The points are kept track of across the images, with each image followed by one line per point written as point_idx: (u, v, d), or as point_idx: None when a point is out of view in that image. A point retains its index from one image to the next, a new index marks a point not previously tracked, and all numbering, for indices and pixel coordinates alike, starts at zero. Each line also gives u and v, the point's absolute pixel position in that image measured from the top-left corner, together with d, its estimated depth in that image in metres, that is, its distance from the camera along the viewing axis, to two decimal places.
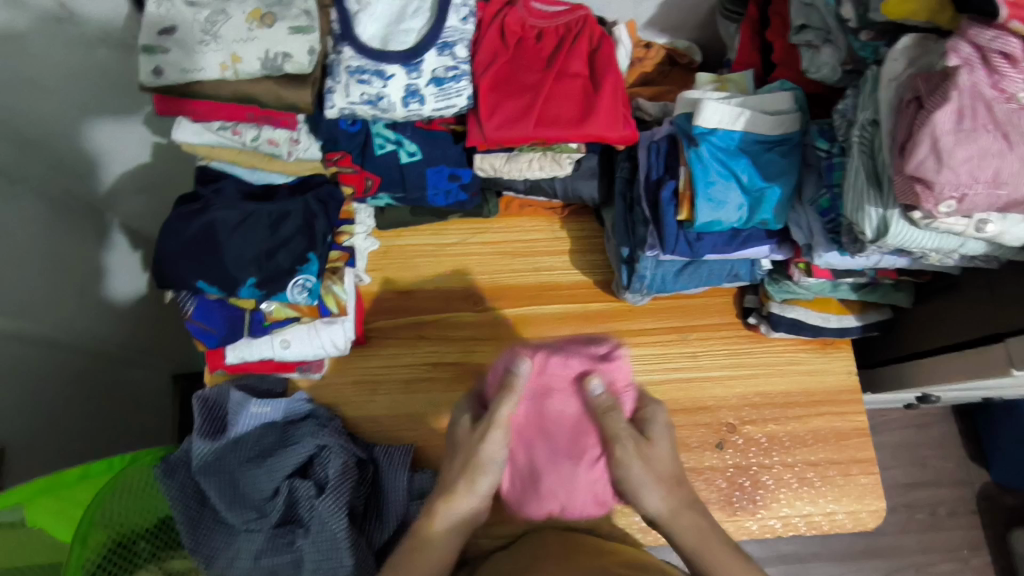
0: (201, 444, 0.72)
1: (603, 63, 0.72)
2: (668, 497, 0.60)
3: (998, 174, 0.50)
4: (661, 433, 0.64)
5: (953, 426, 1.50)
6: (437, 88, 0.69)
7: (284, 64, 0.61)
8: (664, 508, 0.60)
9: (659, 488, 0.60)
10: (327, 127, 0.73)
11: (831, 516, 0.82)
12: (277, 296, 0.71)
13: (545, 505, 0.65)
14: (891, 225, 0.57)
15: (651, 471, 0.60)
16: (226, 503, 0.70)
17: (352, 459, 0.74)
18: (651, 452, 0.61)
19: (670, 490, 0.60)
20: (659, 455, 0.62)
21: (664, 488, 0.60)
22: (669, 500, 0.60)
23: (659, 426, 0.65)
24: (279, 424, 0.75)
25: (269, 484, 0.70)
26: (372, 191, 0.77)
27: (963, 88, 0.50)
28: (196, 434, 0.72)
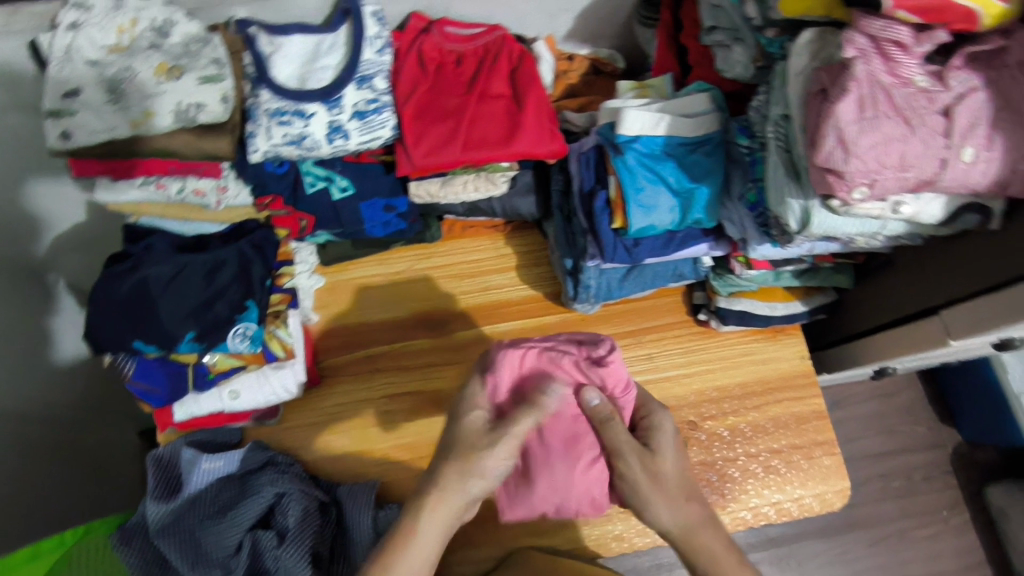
0: (155, 507, 0.70)
1: (524, 81, 0.73)
2: (676, 510, 0.61)
3: (904, 158, 0.51)
4: (667, 445, 0.64)
5: (920, 391, 1.54)
6: (361, 122, 0.69)
7: (198, 115, 0.60)
8: (674, 525, 0.61)
9: (670, 506, 0.61)
10: (255, 171, 0.72)
11: (800, 501, 0.83)
12: (219, 348, 0.70)
13: (537, 507, 0.63)
14: (813, 215, 0.58)
15: (660, 488, 0.61)
16: (188, 565, 0.68)
17: (314, 503, 0.72)
18: (659, 469, 0.62)
19: (681, 508, 0.61)
20: (666, 470, 0.62)
21: (675, 507, 0.61)
22: (679, 518, 0.61)
23: (666, 434, 0.64)
24: (237, 477, 0.73)
25: (231, 540, 0.68)
26: (308, 230, 0.77)
27: (861, 78, 0.51)
28: (150, 498, 0.70)
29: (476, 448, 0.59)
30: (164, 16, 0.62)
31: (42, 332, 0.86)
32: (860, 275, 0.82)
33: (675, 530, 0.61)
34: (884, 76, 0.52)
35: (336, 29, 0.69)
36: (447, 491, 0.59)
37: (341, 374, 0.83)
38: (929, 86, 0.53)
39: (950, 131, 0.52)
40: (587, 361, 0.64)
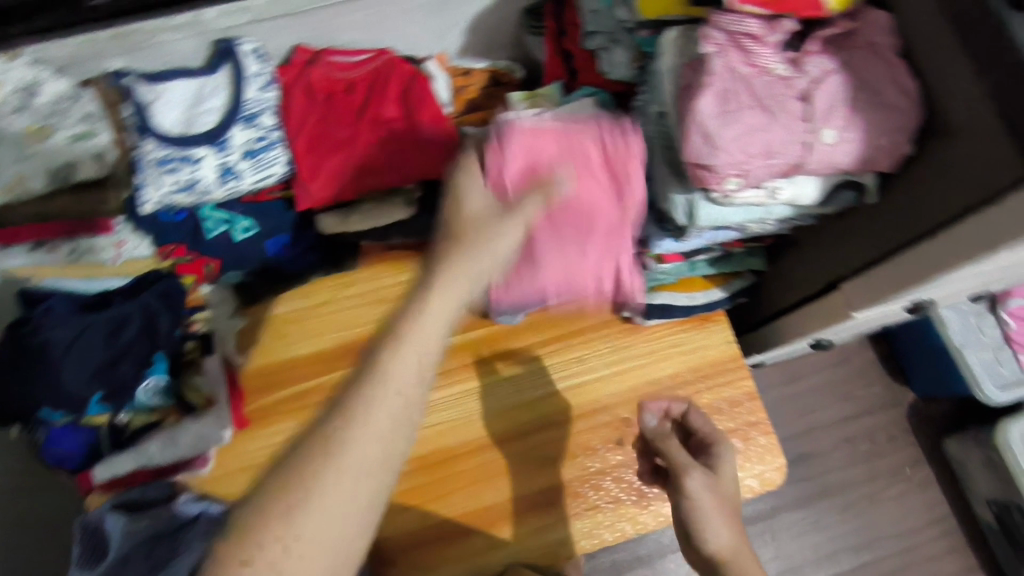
0: None
1: (414, 103, 0.73)
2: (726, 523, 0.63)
3: (769, 146, 0.52)
4: (728, 466, 0.68)
5: (872, 353, 1.56)
6: (252, 161, 0.69)
7: (72, 174, 0.62)
8: (726, 542, 0.62)
9: (725, 520, 0.63)
10: (151, 221, 0.71)
11: (742, 484, 0.83)
12: (128, 405, 0.72)
13: (540, 279, 0.65)
14: (699, 208, 0.59)
15: (716, 497, 0.65)
16: None
17: None
18: (718, 483, 0.66)
19: (731, 522, 0.64)
20: (723, 487, 0.66)
21: (729, 522, 0.63)
22: (731, 534, 0.63)
23: (727, 460, 0.69)
24: (168, 535, 0.67)
25: None
26: (215, 275, 0.76)
27: (719, 73, 0.53)
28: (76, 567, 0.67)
29: (481, 226, 0.54)
30: (30, 75, 0.62)
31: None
32: (772, 256, 0.83)
33: (725, 546, 0.62)
34: (743, 68, 0.53)
35: (216, 69, 0.68)
36: (446, 281, 0.50)
37: (270, 418, 0.77)
38: (788, 74, 0.54)
39: (810, 115, 0.53)
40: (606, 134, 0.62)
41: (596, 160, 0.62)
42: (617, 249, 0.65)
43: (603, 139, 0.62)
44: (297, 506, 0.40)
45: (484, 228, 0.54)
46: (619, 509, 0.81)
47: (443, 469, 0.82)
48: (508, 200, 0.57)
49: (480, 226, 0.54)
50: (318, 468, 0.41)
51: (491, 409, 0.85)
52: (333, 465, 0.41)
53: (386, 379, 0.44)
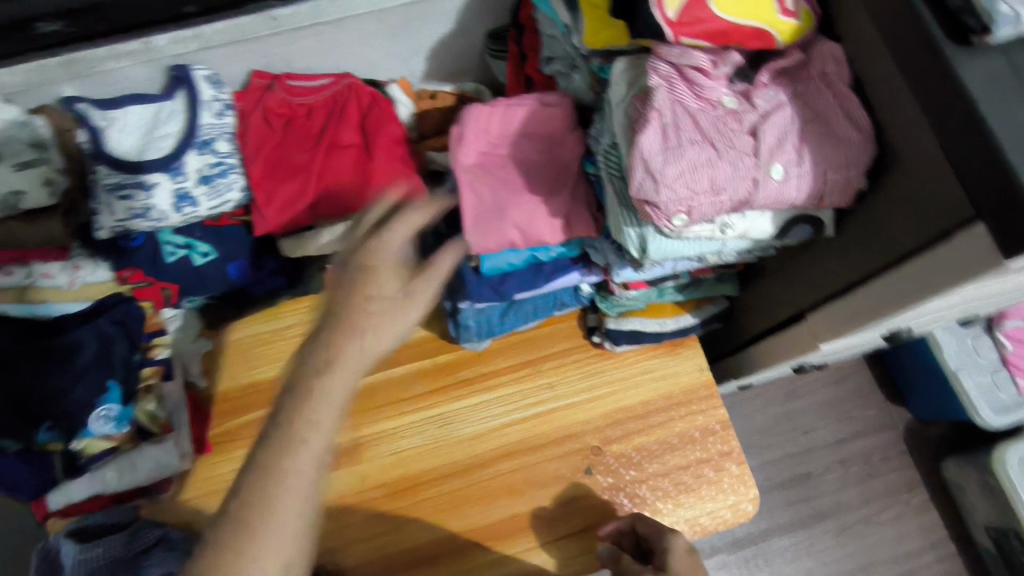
0: None
1: (372, 127, 0.72)
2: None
3: (715, 182, 0.51)
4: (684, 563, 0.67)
5: (866, 373, 1.53)
6: (208, 187, 0.68)
7: (19, 203, 0.60)
8: None
9: None
10: (110, 246, 0.71)
11: (714, 514, 0.81)
12: (82, 433, 0.68)
13: (504, 234, 0.65)
14: (649, 241, 0.57)
15: None
16: None
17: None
18: None
19: None
20: None
21: None
22: None
23: (682, 553, 0.68)
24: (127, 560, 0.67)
25: None
26: (174, 299, 0.75)
27: (662, 106, 0.51)
28: None
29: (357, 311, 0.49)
30: None
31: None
32: (744, 281, 0.81)
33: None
34: (690, 102, 0.52)
35: (172, 95, 0.67)
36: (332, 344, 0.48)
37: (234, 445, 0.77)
38: (737, 107, 0.53)
39: (758, 150, 0.51)
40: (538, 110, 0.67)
41: (542, 133, 0.67)
42: (579, 191, 0.66)
43: (537, 104, 0.67)
44: (269, 468, 0.44)
45: (363, 263, 0.52)
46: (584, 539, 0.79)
47: (407, 496, 0.80)
48: (398, 281, 0.52)
49: (350, 284, 0.51)
50: (278, 470, 0.44)
51: (455, 436, 0.82)
52: (296, 431, 0.45)
53: (321, 387, 0.47)
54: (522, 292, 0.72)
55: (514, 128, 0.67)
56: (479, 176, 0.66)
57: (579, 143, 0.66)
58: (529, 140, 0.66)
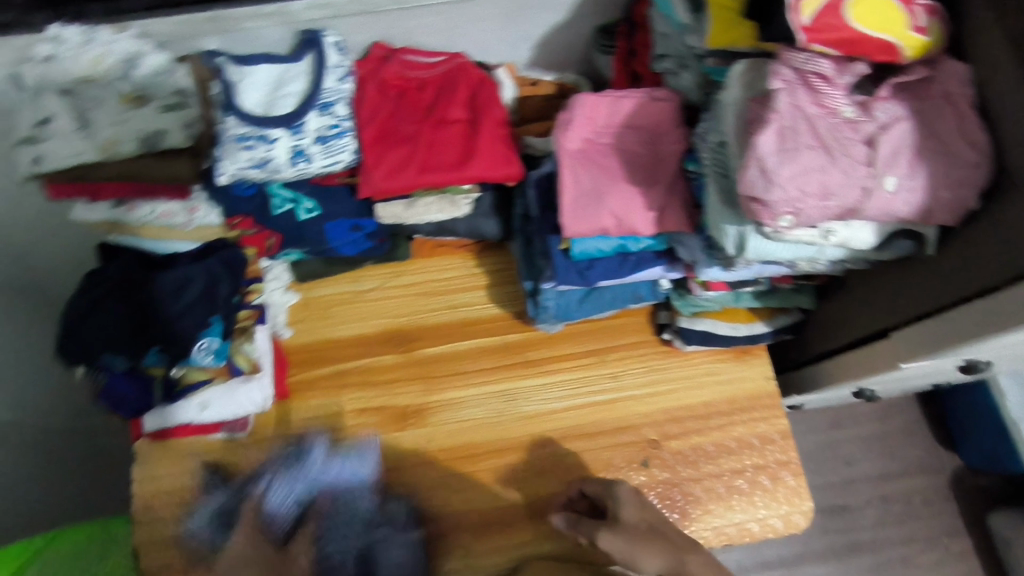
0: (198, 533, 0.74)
1: (480, 107, 0.75)
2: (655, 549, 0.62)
3: (825, 188, 0.52)
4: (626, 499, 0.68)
5: (918, 413, 1.50)
6: (323, 146, 0.72)
7: (160, 141, 0.64)
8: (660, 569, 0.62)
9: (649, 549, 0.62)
10: (225, 194, 0.75)
11: (765, 522, 0.82)
12: (184, 360, 0.73)
13: (599, 221, 0.67)
14: (748, 240, 0.59)
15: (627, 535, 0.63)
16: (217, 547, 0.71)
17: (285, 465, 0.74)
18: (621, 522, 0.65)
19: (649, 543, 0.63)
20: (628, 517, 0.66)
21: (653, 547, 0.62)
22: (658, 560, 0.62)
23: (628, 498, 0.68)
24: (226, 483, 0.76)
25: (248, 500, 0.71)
26: (275, 249, 0.80)
27: (783, 110, 0.52)
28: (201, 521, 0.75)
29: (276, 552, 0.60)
30: (133, 49, 0.66)
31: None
32: (822, 296, 0.82)
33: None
34: (808, 107, 0.53)
35: (301, 58, 0.72)
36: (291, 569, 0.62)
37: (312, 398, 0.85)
38: (856, 117, 0.53)
39: (873, 160, 0.52)
40: (645, 104, 0.69)
41: (643, 126, 0.69)
42: (677, 186, 0.68)
43: (644, 98, 0.69)
44: None
45: None
46: None
47: (467, 464, 0.81)
48: None
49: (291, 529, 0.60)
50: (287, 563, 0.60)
51: (518, 413, 0.84)
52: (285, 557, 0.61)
53: None
54: (605, 280, 0.74)
55: (619, 120, 0.69)
56: (581, 162, 0.68)
57: (682, 140, 0.68)
58: (631, 133, 0.69)
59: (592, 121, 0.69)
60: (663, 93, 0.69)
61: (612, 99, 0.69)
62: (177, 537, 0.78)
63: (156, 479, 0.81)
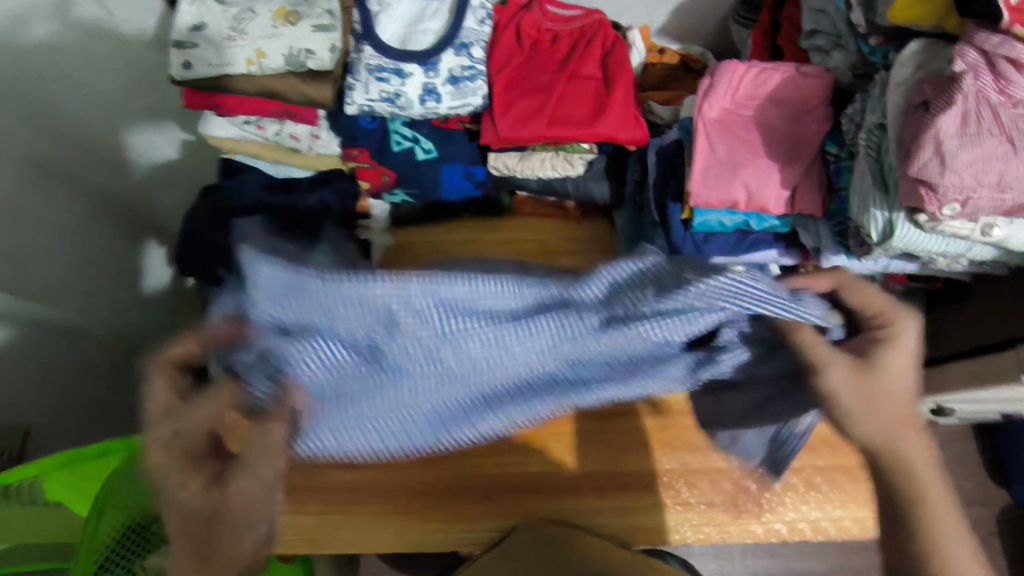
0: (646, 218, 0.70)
1: (615, 66, 0.73)
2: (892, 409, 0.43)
3: (1002, 178, 0.50)
4: (898, 359, 0.43)
5: (972, 444, 1.45)
6: (454, 87, 0.71)
7: (306, 60, 0.64)
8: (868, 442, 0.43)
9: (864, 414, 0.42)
10: (347, 123, 0.75)
11: (839, 523, 0.79)
12: None
13: (731, 194, 0.66)
14: (897, 227, 0.57)
15: (858, 395, 0.42)
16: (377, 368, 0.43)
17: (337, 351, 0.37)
18: (871, 384, 0.42)
19: (881, 419, 0.43)
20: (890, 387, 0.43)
21: (870, 416, 0.42)
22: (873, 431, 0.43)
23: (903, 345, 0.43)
24: None
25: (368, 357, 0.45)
26: (389, 187, 0.80)
27: (969, 92, 0.51)
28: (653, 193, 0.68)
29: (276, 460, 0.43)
30: None
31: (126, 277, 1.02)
32: (930, 303, 0.79)
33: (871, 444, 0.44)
34: (992, 94, 0.51)
35: None
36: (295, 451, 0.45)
37: None
38: None
39: None
40: (795, 79, 0.66)
41: (789, 101, 0.67)
42: (814, 168, 0.66)
43: (797, 73, 0.66)
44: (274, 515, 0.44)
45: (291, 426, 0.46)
46: (710, 511, 0.78)
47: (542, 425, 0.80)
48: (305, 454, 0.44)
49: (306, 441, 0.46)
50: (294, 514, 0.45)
51: None
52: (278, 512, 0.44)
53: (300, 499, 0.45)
54: (719, 258, 0.73)
55: (763, 92, 0.67)
56: (718, 130, 0.67)
57: (826, 120, 0.66)
58: (775, 108, 0.67)
59: (736, 92, 0.67)
60: (818, 70, 0.67)
61: (761, 70, 0.67)
62: None
63: None
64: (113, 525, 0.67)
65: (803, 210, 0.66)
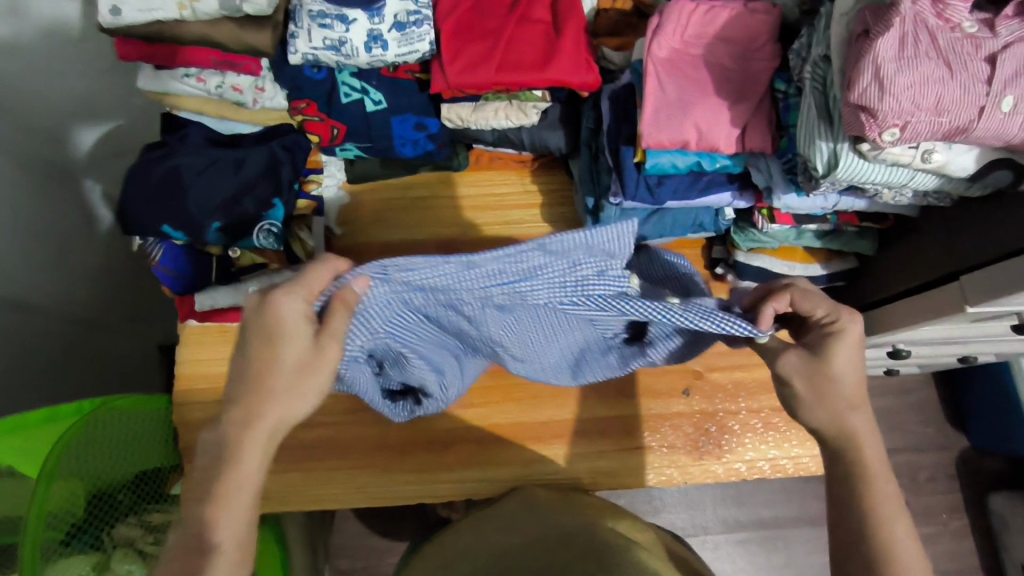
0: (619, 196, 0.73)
1: (565, 9, 0.72)
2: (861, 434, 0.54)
3: (939, 102, 0.51)
4: (848, 357, 0.53)
5: (932, 392, 1.49)
6: (400, 33, 0.70)
7: (242, 5, 0.62)
8: (823, 425, 0.54)
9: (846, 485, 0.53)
10: (293, 73, 0.73)
11: (797, 461, 0.80)
12: (243, 241, 0.72)
13: (682, 134, 0.66)
14: (841, 158, 0.58)
15: (815, 392, 0.53)
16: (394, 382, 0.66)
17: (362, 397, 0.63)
18: (822, 373, 0.53)
19: (842, 406, 0.53)
20: (837, 374, 0.53)
21: (835, 406, 0.53)
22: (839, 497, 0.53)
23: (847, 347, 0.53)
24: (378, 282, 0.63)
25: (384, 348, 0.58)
26: (338, 141, 0.77)
27: (906, 16, 0.51)
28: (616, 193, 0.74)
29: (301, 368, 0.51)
30: None
31: (81, 250, 0.99)
32: (883, 243, 0.81)
33: (823, 431, 0.54)
34: (930, 18, 0.51)
35: None
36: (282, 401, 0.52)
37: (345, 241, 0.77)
38: (976, 33, 0.52)
39: (992, 78, 0.51)
40: (743, 15, 0.66)
41: (738, 38, 0.66)
42: (764, 105, 0.66)
43: (745, 8, 0.66)
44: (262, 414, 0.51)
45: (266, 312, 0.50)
46: (671, 454, 0.79)
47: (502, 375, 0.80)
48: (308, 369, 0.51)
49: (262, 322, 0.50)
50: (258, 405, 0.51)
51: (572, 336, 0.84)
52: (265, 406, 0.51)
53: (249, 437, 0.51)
54: (672, 200, 0.73)
55: (712, 30, 0.67)
56: (667, 70, 0.66)
57: (775, 57, 0.66)
58: (724, 45, 0.67)
59: (685, 31, 0.67)
60: (766, 5, 0.66)
61: (710, 7, 0.67)
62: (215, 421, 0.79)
63: (195, 363, 0.81)
64: (64, 495, 0.65)
65: (752, 147, 0.66)
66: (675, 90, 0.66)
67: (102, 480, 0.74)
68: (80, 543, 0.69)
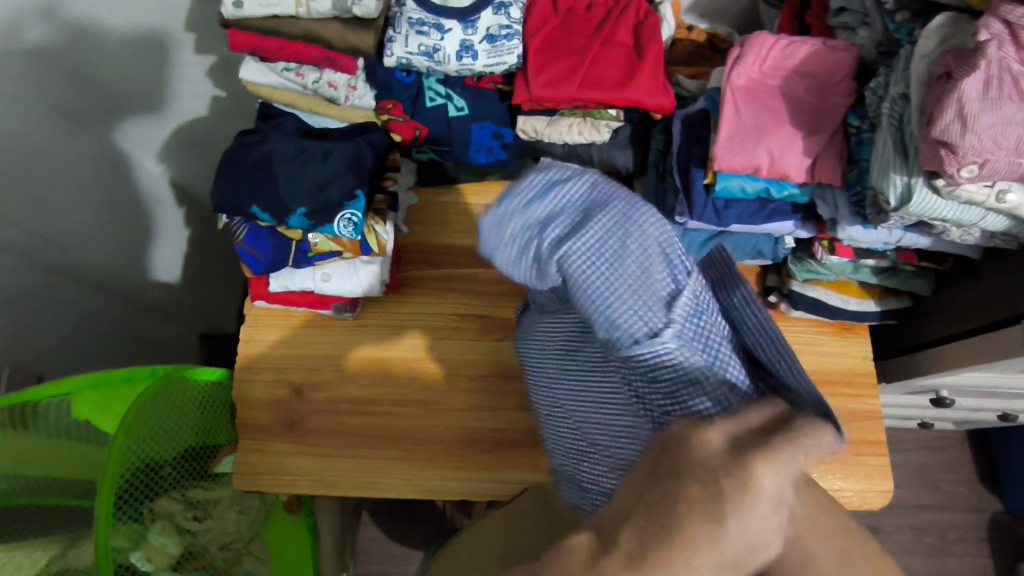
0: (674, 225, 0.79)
1: (647, 34, 0.76)
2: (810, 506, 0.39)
3: (1020, 142, 0.52)
4: None
5: (968, 451, 1.45)
6: (490, 45, 0.73)
7: (352, 6, 0.67)
8: None
9: None
10: (384, 75, 0.78)
11: (839, 493, 0.79)
12: (324, 228, 0.74)
13: (754, 159, 0.68)
14: (915, 192, 0.60)
15: None
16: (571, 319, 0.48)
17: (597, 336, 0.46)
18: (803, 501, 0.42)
19: None
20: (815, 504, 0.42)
21: None
22: None
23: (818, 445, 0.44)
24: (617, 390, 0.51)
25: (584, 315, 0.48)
26: (419, 141, 0.81)
27: (991, 59, 0.53)
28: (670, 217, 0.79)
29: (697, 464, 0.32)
30: None
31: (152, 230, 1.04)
32: (940, 284, 0.81)
33: None
34: (1014, 63, 0.52)
35: None
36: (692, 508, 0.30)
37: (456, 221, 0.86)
38: None
39: None
40: (824, 51, 0.69)
41: (816, 74, 0.69)
42: (836, 138, 0.69)
43: (827, 46, 0.69)
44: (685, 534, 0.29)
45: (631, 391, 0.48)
46: None
47: None
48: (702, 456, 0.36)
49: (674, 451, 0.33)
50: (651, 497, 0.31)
51: None
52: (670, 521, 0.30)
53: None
54: (737, 224, 0.75)
55: (791, 64, 0.70)
56: (745, 97, 0.69)
57: (851, 93, 0.68)
58: (802, 79, 0.69)
59: (765, 63, 0.70)
60: (848, 45, 0.69)
61: (792, 41, 0.70)
62: (274, 400, 0.81)
63: (259, 342, 0.83)
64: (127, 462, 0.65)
65: (821, 178, 0.68)
66: (752, 117, 0.69)
67: (154, 453, 0.72)
68: (122, 513, 0.68)
